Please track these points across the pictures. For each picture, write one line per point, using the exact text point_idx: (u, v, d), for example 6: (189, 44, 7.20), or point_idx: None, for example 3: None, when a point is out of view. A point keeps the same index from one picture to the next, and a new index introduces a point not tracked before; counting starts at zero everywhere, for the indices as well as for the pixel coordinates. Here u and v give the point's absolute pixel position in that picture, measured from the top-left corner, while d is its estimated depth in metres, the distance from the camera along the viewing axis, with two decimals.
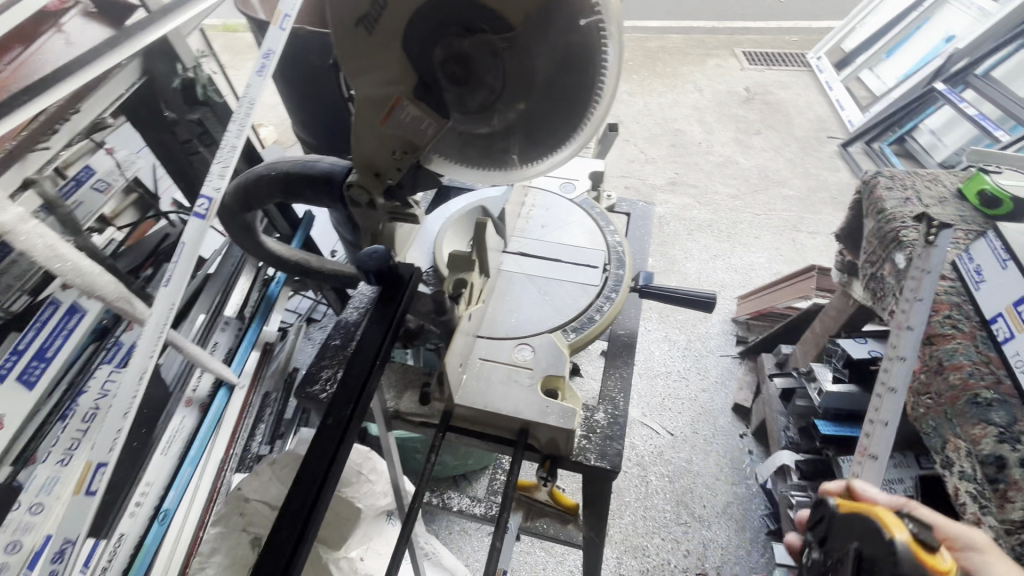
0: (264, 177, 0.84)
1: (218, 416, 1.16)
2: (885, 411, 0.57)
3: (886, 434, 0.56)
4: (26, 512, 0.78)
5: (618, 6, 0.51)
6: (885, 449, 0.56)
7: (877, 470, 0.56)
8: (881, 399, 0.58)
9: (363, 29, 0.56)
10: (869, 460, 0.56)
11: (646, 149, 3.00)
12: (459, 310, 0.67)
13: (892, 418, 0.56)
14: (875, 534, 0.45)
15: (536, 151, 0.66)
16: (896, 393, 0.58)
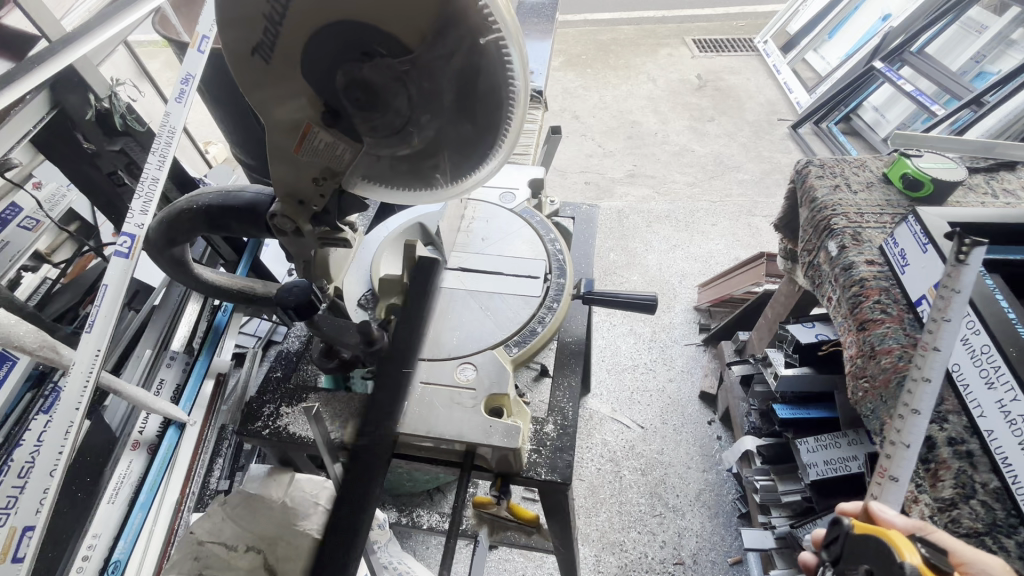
0: (186, 211, 0.80)
1: (167, 457, 1.09)
2: (906, 435, 0.51)
3: (908, 458, 0.51)
4: None
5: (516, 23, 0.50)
6: (905, 474, 0.51)
7: (898, 492, 0.52)
8: (903, 423, 0.51)
9: (259, 58, 0.54)
10: (888, 484, 0.52)
11: (604, 143, 3.02)
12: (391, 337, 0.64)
13: (914, 441, 0.50)
14: (889, 559, 0.43)
15: (465, 164, 0.63)
16: (920, 415, 0.50)
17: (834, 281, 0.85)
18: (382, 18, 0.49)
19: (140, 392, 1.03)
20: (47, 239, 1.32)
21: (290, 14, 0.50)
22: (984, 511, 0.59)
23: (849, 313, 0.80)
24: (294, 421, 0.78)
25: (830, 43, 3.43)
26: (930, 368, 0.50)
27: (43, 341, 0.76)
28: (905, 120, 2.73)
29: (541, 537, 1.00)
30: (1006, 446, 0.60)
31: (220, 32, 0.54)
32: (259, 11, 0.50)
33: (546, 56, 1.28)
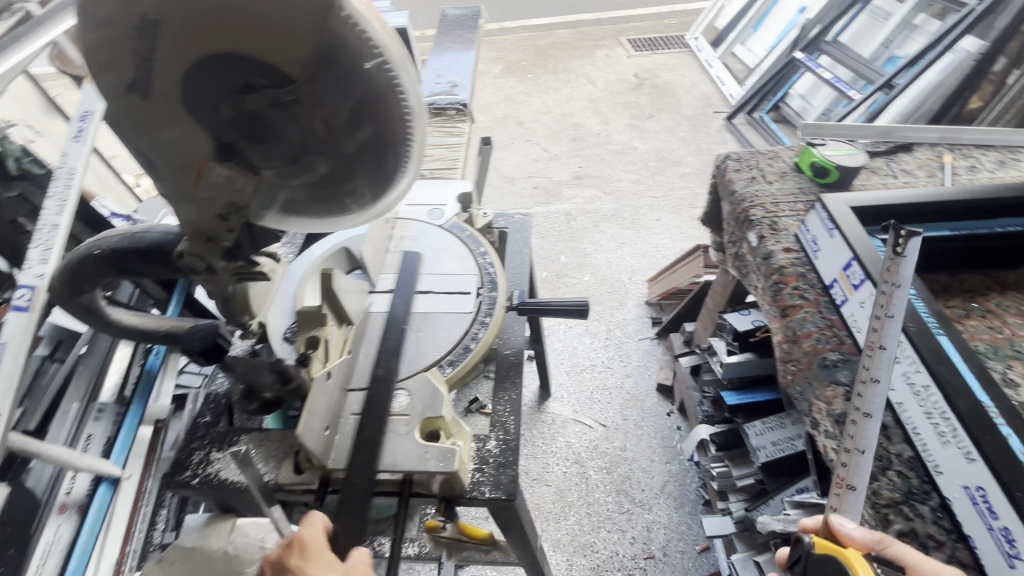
0: (88, 257, 0.74)
1: (101, 516, 1.03)
2: (861, 439, 0.57)
3: (863, 463, 0.56)
4: None
5: (401, 47, 0.50)
6: (861, 478, 0.57)
7: (856, 500, 0.57)
8: (858, 424, 0.57)
9: (137, 95, 0.51)
10: (846, 491, 0.57)
11: (549, 147, 3.05)
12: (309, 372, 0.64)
13: (867, 448, 0.57)
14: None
15: (377, 187, 0.63)
16: (871, 419, 0.56)
17: (757, 270, 0.88)
18: (258, 51, 0.47)
19: (61, 453, 0.97)
20: None
21: (162, 50, 0.47)
22: (899, 480, 0.62)
23: (772, 301, 0.83)
24: (226, 466, 0.75)
25: (755, 36, 3.58)
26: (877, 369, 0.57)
27: None
28: (828, 105, 2.87)
29: (502, 553, 0.98)
30: (914, 416, 0.63)
31: (89, 72, 0.51)
32: (126, 47, 0.47)
33: (469, 67, 1.28)
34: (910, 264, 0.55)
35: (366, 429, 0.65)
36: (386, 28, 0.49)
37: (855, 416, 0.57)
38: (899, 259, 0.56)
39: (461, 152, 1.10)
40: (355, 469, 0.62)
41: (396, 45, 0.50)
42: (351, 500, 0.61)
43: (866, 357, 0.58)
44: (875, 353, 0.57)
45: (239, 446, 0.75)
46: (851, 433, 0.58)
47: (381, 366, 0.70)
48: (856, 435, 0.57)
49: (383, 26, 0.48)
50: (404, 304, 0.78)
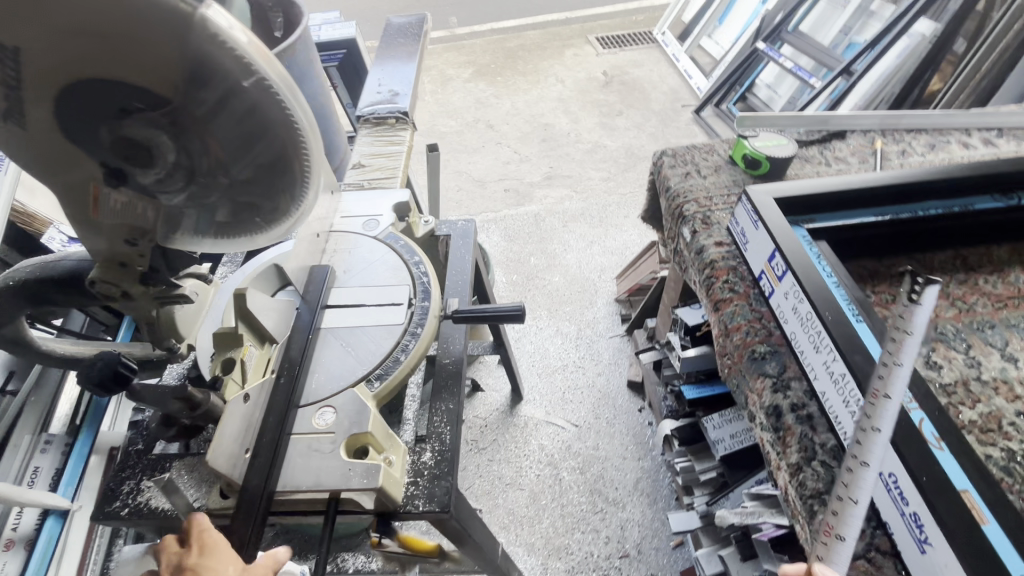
0: (2, 290, 0.73)
1: (50, 550, 1.01)
2: (854, 487, 0.45)
3: (856, 516, 0.46)
4: None
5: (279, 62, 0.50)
6: (853, 530, 0.46)
7: (846, 551, 0.47)
8: (849, 475, 0.45)
9: (13, 125, 0.50)
10: (834, 542, 0.47)
11: (520, 148, 3.04)
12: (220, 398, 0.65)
13: (863, 500, 0.45)
14: None
15: (281, 207, 0.61)
16: (869, 469, 0.44)
17: (693, 266, 0.88)
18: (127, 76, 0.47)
19: (7, 487, 0.96)
20: None
21: (27, 78, 0.46)
22: (824, 470, 0.63)
23: (706, 295, 0.83)
24: (156, 495, 0.73)
25: (719, 28, 3.60)
26: (879, 420, 0.43)
27: None
28: (793, 95, 2.90)
29: (458, 564, 0.98)
30: (835, 404, 0.63)
31: None
32: None
33: (411, 75, 1.28)
34: (928, 309, 0.39)
35: (265, 433, 0.66)
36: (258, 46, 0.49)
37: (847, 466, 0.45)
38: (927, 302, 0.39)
39: (400, 161, 1.09)
40: (252, 474, 0.63)
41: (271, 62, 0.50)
42: (247, 509, 0.61)
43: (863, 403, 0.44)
44: (876, 400, 0.44)
45: (168, 473, 0.73)
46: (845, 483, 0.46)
47: (284, 376, 0.71)
48: (850, 485, 0.45)
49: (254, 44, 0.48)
50: (312, 316, 0.79)
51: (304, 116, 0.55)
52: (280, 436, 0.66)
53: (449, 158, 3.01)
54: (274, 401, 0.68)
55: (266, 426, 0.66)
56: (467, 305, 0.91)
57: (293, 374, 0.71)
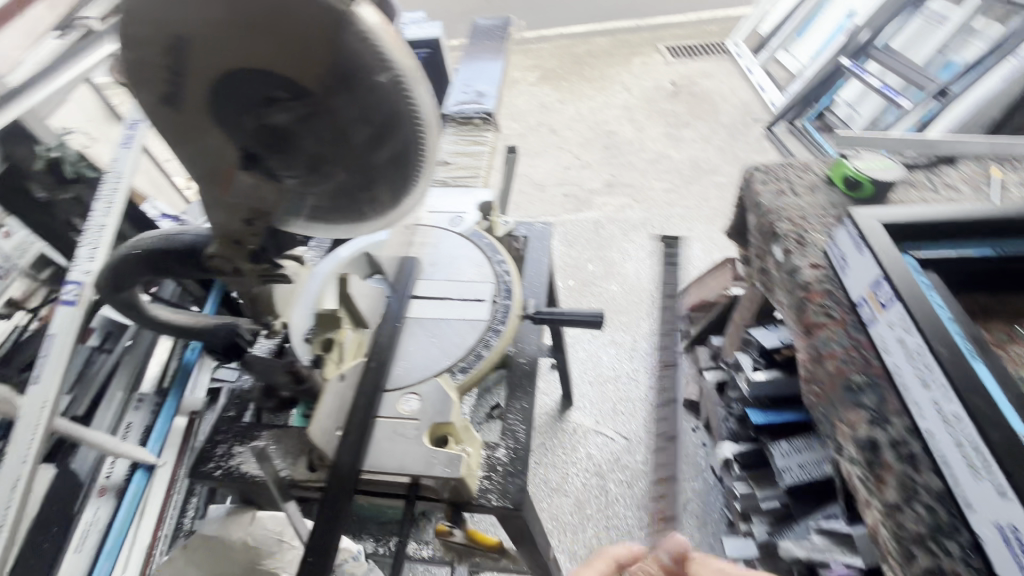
0: (128, 256, 0.79)
1: (136, 501, 1.08)
2: None
3: None
4: None
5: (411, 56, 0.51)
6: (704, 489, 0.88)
7: None
8: None
9: (170, 107, 0.54)
10: None
11: (582, 155, 3.03)
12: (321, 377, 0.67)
13: None
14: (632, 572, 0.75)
15: (386, 195, 0.64)
16: None
17: (783, 286, 0.86)
18: (276, 66, 0.49)
19: (106, 439, 1.04)
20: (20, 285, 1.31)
21: (192, 65, 0.50)
22: (927, 513, 0.60)
23: (797, 318, 0.81)
24: (246, 461, 0.77)
25: (799, 42, 3.46)
26: None
27: None
28: (877, 115, 2.76)
29: (512, 562, 0.98)
30: (943, 444, 0.60)
31: (128, 86, 0.54)
32: (159, 63, 0.51)
33: (497, 77, 1.31)
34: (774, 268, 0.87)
35: (356, 411, 0.68)
36: (396, 43, 0.50)
37: None
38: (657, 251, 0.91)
39: (484, 161, 1.12)
40: (344, 452, 0.65)
41: (406, 59, 0.51)
42: (338, 486, 0.63)
43: None
44: None
45: (259, 441, 0.77)
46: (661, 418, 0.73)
47: (373, 360, 0.73)
48: None
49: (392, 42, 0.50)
50: (400, 304, 0.81)
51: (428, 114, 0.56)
52: (369, 418, 0.69)
53: None
54: (364, 385, 0.70)
55: (356, 406, 0.68)
56: (544, 307, 0.91)
57: (382, 359, 0.73)
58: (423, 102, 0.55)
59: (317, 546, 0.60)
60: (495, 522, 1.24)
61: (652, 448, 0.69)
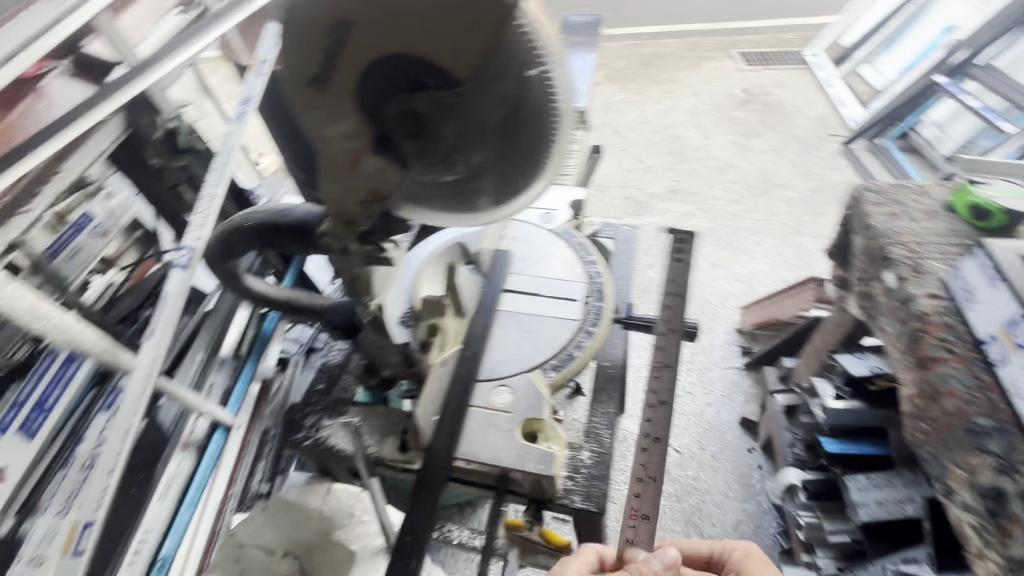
0: (242, 226, 0.83)
1: (214, 459, 1.14)
2: None
3: None
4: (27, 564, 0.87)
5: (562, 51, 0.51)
6: None
7: None
8: None
9: (316, 88, 0.55)
10: None
11: (645, 158, 2.96)
12: (430, 357, 0.71)
13: None
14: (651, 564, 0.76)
15: (504, 179, 0.66)
16: None
17: (892, 313, 0.86)
18: (434, 53, 0.50)
19: (192, 395, 1.07)
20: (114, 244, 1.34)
21: (351, 48, 0.51)
22: None
23: (907, 350, 0.82)
24: (334, 434, 0.79)
25: (886, 55, 3.27)
26: None
27: (103, 345, 0.87)
28: (970, 138, 2.55)
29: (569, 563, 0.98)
30: None
31: (279, 65, 0.56)
32: (318, 44, 0.52)
33: (589, 74, 1.29)
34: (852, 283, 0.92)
35: (453, 397, 0.69)
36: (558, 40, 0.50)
37: None
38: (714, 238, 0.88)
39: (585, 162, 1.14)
40: (440, 437, 0.67)
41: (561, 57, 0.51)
42: (433, 473, 0.64)
43: None
44: None
45: (349, 417, 0.80)
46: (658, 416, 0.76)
47: (468, 349, 0.73)
48: None
49: (555, 40, 0.49)
50: (494, 295, 0.82)
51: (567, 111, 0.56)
52: (461, 403, 0.69)
53: None
54: (459, 374, 0.71)
55: (453, 393, 0.69)
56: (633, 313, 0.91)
57: (477, 349, 0.74)
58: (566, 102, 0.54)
59: (414, 524, 0.62)
60: (568, 523, 1.22)
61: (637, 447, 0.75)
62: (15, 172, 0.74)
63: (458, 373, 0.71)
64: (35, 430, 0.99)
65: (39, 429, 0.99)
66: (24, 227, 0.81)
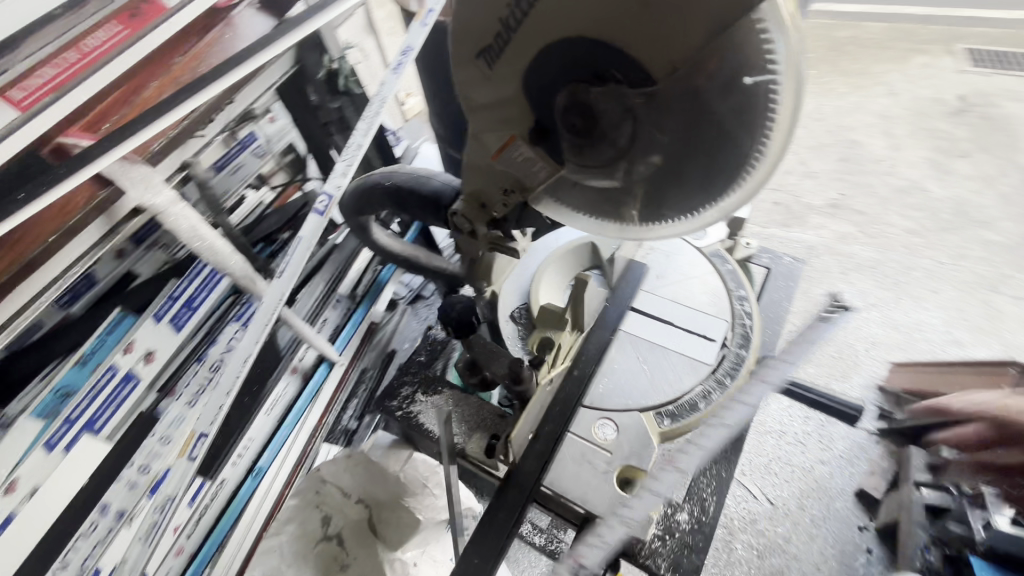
0: (379, 185, 0.81)
1: (314, 391, 1.23)
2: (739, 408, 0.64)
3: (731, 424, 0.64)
4: (158, 442, 1.03)
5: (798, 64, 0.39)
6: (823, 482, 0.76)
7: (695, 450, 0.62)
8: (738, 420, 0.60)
9: (484, 62, 0.50)
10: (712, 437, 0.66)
11: (810, 162, 2.55)
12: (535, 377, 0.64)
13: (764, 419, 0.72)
14: None
15: (650, 205, 0.54)
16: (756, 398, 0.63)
17: None
18: (628, 40, 0.41)
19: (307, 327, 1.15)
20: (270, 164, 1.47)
21: (530, 20, 0.44)
22: None
23: None
24: (425, 412, 0.79)
25: None
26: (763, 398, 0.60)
27: (244, 271, 0.95)
28: None
29: None
30: None
31: (449, 31, 0.51)
32: (496, 15, 0.46)
33: None
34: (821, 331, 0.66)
35: (551, 418, 0.62)
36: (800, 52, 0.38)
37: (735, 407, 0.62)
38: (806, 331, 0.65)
39: None
40: (528, 459, 0.61)
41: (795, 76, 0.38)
42: (514, 495, 0.59)
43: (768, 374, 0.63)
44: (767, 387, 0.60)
45: (442, 399, 0.78)
46: (631, 510, 0.55)
47: (578, 370, 0.65)
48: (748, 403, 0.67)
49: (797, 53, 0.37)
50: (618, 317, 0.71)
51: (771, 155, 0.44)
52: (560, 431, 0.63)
53: None
54: (562, 397, 0.64)
55: (554, 415, 0.62)
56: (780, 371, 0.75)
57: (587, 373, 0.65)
58: (777, 140, 0.42)
59: (481, 548, 0.56)
60: None
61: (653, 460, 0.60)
62: (196, 100, 0.78)
63: (563, 393, 0.63)
64: (182, 323, 1.13)
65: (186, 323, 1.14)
66: (198, 149, 0.87)
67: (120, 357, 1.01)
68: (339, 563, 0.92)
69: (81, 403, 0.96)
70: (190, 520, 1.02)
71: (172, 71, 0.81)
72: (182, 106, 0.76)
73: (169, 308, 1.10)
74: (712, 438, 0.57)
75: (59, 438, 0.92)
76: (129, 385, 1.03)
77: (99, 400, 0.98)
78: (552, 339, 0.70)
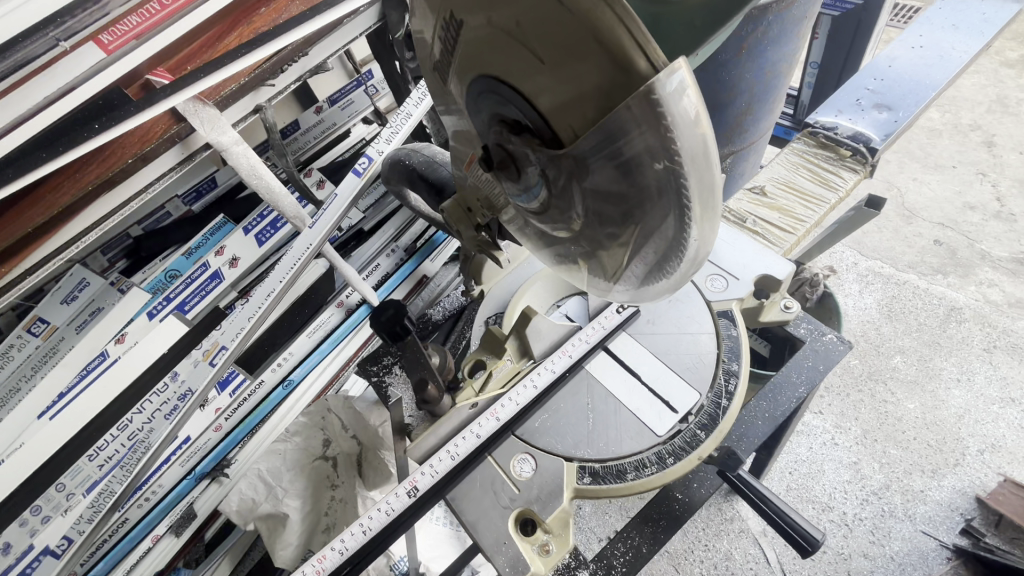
0: (400, 162, 0.82)
1: (354, 325, 1.36)
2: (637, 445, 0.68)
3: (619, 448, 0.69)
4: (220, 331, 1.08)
5: (708, 153, 0.35)
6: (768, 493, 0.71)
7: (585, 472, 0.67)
8: (615, 439, 0.68)
9: (439, 74, 0.51)
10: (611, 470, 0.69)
11: (1009, 201, 1.92)
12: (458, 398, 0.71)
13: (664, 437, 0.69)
14: None
15: (609, 264, 0.49)
16: (645, 428, 0.69)
17: None
18: (526, 89, 0.39)
19: (352, 271, 1.24)
20: (388, 100, 1.51)
21: (461, 49, 0.44)
22: None
23: None
24: (396, 383, 0.80)
25: None
26: (634, 424, 0.69)
27: (297, 212, 1.04)
28: None
29: None
30: None
31: (420, 40, 0.53)
32: (441, 38, 0.47)
33: (913, 110, 0.94)
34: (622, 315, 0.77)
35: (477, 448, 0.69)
36: (707, 142, 0.35)
37: (616, 435, 0.69)
38: (623, 321, 0.77)
39: (816, 214, 0.90)
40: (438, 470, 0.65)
41: (704, 172, 0.36)
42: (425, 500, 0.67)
43: (646, 410, 0.70)
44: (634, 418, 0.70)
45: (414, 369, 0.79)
46: (456, 445, 0.68)
47: (513, 407, 0.70)
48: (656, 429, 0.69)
49: (705, 144, 0.35)
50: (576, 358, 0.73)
51: (698, 240, 0.41)
52: (481, 453, 0.69)
53: (893, 158, 2.11)
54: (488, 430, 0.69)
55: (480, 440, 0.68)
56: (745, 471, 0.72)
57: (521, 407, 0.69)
58: (698, 232, 0.40)
59: (380, 539, 0.66)
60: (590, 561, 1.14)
61: (546, 487, 0.65)
62: (261, 53, 0.83)
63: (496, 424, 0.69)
64: (266, 239, 1.19)
65: (269, 239, 1.19)
66: (269, 96, 0.96)
67: (212, 257, 1.13)
68: (329, 482, 1.01)
69: (179, 287, 1.10)
70: (230, 406, 1.19)
71: (254, 21, 0.88)
72: (247, 55, 0.82)
73: (257, 224, 1.17)
74: (524, 395, 0.70)
75: (158, 311, 1.07)
76: (215, 282, 1.14)
77: (192, 288, 1.11)
78: (486, 363, 0.75)
